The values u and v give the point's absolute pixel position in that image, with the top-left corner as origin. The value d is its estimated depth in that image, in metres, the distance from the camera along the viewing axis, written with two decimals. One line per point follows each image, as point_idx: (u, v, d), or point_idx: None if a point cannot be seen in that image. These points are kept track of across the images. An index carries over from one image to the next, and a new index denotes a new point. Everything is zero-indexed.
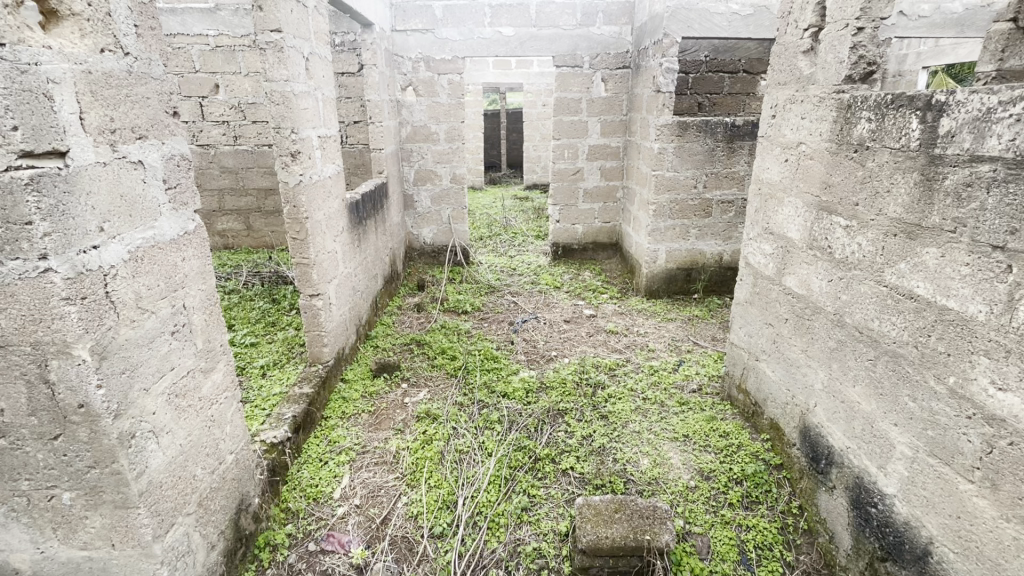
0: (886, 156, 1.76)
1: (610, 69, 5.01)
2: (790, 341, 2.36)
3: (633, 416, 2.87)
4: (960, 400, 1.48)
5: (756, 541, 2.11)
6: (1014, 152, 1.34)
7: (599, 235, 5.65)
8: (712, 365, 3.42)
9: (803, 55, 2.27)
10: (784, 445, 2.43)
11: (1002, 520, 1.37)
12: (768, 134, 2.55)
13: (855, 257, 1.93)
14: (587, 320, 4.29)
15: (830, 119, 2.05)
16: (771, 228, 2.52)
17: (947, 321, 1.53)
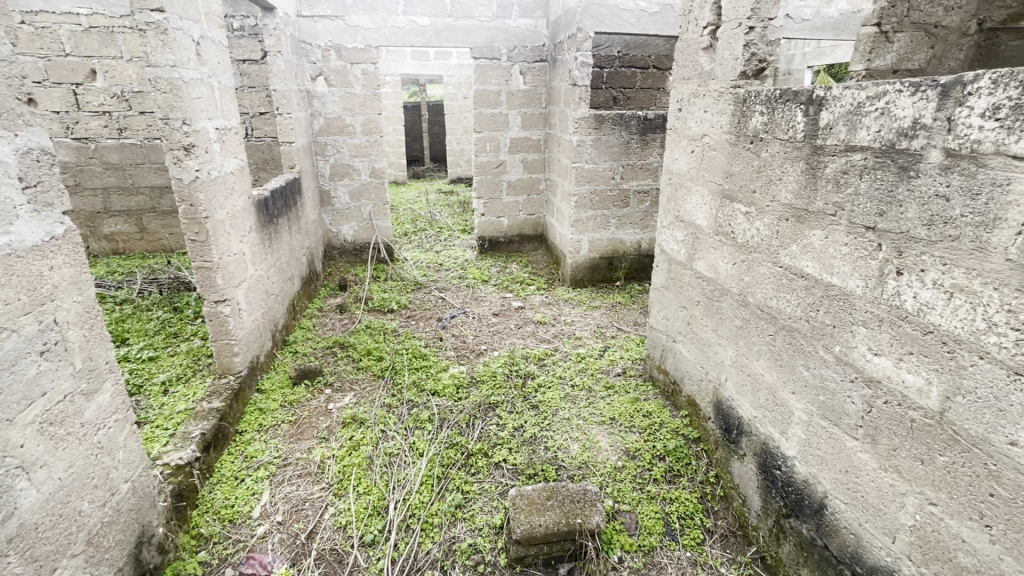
0: (777, 147, 1.91)
1: (527, 62, 5.05)
2: (702, 321, 2.51)
3: (562, 403, 2.94)
4: (845, 366, 1.65)
5: (679, 512, 2.24)
6: (880, 142, 1.48)
7: (524, 228, 5.70)
8: (634, 348, 3.57)
9: (704, 52, 2.40)
10: (700, 419, 2.59)
11: (881, 470, 1.54)
12: (675, 126, 2.68)
13: (754, 241, 2.08)
14: (515, 312, 4.33)
15: (729, 112, 2.20)
16: (681, 216, 2.66)
17: (832, 296, 1.69)
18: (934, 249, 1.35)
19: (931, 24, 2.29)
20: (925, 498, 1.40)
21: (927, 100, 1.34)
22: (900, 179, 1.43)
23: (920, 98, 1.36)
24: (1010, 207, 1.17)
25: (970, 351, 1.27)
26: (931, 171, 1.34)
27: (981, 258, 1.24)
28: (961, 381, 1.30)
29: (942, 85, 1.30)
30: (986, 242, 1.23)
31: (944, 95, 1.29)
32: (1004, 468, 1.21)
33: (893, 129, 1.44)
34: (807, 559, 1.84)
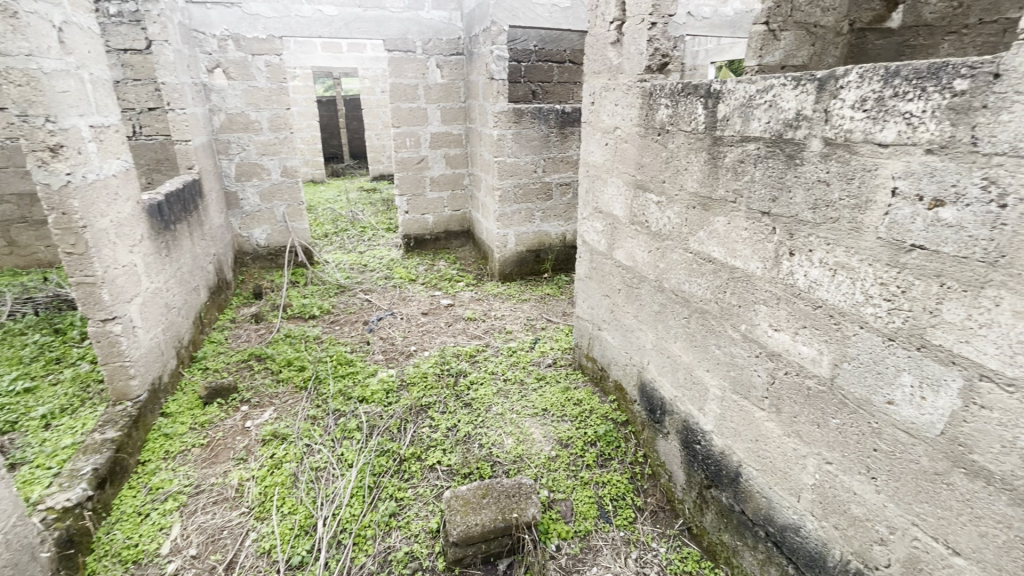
0: (682, 138, 2.01)
1: (444, 55, 4.96)
2: (624, 309, 2.60)
3: (495, 398, 2.94)
4: (751, 342, 1.76)
5: (611, 494, 2.32)
6: (770, 132, 1.59)
7: (450, 224, 5.63)
8: (564, 339, 3.64)
9: (612, 47, 2.47)
10: (627, 402, 2.68)
11: (785, 436, 1.66)
12: (589, 119, 2.74)
13: (667, 229, 2.17)
14: (445, 311, 4.26)
15: (638, 105, 2.28)
16: (600, 207, 2.73)
17: (736, 278, 1.81)
18: (819, 230, 1.47)
19: (812, 23, 2.50)
20: (823, 458, 1.53)
21: (807, 93, 1.45)
22: (788, 166, 1.54)
23: (801, 91, 1.47)
24: (878, 189, 1.30)
25: (853, 322, 1.40)
26: (813, 159, 1.46)
27: (857, 237, 1.36)
28: (847, 350, 1.42)
29: (818, 79, 1.42)
30: (861, 222, 1.35)
31: (821, 89, 1.41)
32: (884, 425, 1.34)
33: (780, 121, 1.55)
34: (728, 525, 1.97)
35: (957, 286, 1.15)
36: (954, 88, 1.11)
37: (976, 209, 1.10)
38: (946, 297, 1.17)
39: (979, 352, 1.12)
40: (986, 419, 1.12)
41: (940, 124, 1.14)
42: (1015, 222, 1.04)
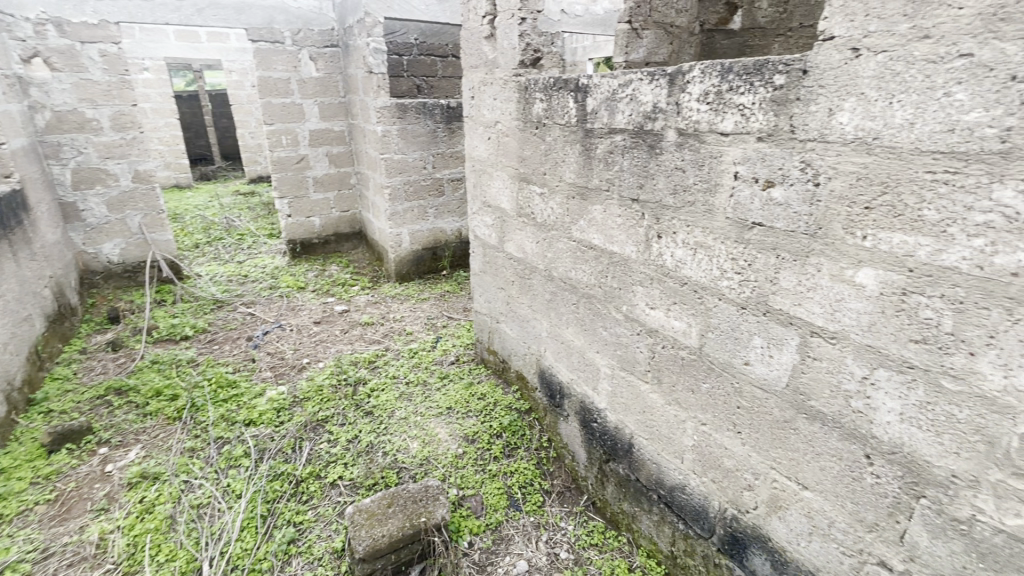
0: (558, 131, 2.08)
1: (317, 47, 4.66)
2: (519, 300, 2.65)
3: (398, 403, 2.85)
4: (632, 322, 1.88)
5: (520, 482, 2.36)
6: (633, 124, 1.70)
7: (339, 225, 5.34)
8: (465, 334, 3.63)
9: (486, 41, 2.48)
10: (528, 390, 2.73)
11: (667, 404, 1.80)
12: (470, 113, 2.74)
13: (551, 219, 2.24)
14: (340, 317, 4.05)
15: (515, 99, 2.33)
16: (488, 202, 2.75)
17: (615, 263, 1.92)
18: (680, 214, 1.60)
19: (669, 24, 2.71)
20: (699, 421, 1.68)
21: (661, 87, 1.57)
22: (650, 156, 1.66)
23: (656, 85, 1.59)
24: (723, 173, 1.44)
25: (712, 295, 1.55)
26: (670, 149, 1.58)
27: (709, 218, 1.51)
28: (710, 320, 1.57)
29: (669, 74, 1.54)
30: (712, 205, 1.49)
31: (672, 83, 1.53)
32: (743, 384, 1.50)
33: (640, 113, 1.66)
34: (626, 494, 2.10)
35: (789, 255, 1.31)
36: (775, 83, 1.26)
37: (797, 188, 1.26)
38: (782, 266, 1.33)
39: (808, 312, 1.29)
40: (818, 368, 1.30)
41: (766, 115, 1.29)
42: (827, 197, 1.20)
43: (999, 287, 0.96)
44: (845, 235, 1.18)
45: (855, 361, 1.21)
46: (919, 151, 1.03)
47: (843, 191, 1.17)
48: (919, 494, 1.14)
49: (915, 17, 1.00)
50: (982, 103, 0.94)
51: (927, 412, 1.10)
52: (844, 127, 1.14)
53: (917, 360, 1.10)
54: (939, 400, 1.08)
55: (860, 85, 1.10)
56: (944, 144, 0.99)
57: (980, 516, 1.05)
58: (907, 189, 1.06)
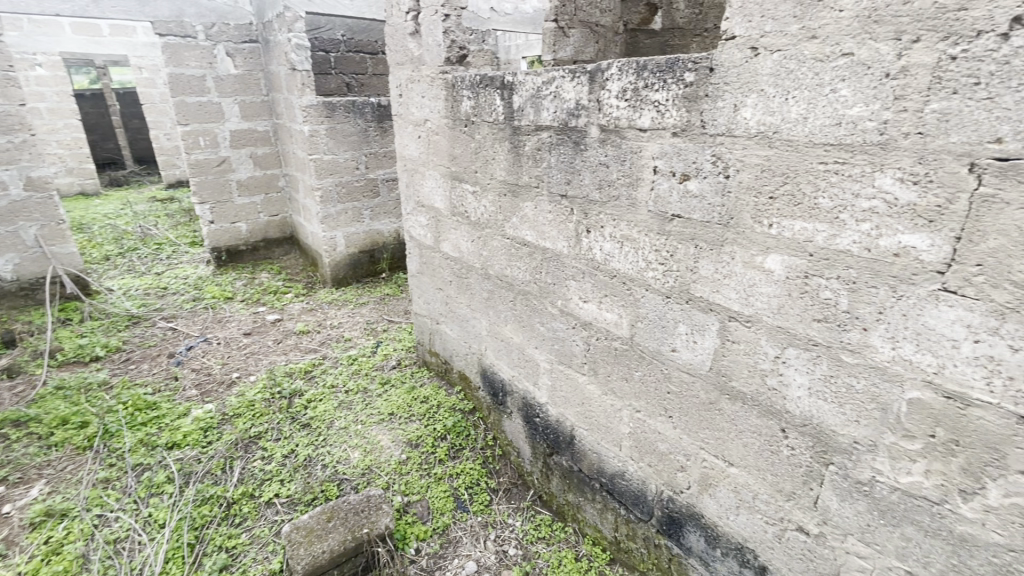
0: (486, 129, 2.08)
1: (234, 42, 4.39)
2: (457, 299, 2.63)
3: (337, 413, 2.75)
4: (568, 316, 1.91)
5: (466, 483, 2.34)
6: (558, 122, 1.72)
7: (268, 230, 5.08)
8: (407, 337, 3.56)
9: (411, 37, 2.44)
10: (471, 390, 2.72)
11: (604, 395, 1.85)
12: (399, 111, 2.68)
13: (484, 218, 2.24)
14: (273, 327, 3.86)
15: (443, 97, 2.30)
16: (421, 201, 2.70)
17: (548, 258, 1.94)
18: (606, 209, 1.64)
19: (594, 23, 2.76)
20: (634, 409, 1.73)
21: (582, 84, 1.60)
22: (576, 152, 1.69)
23: (577, 83, 1.62)
24: (644, 168, 1.49)
25: (640, 286, 1.60)
26: (594, 145, 1.62)
27: (633, 212, 1.55)
28: (639, 310, 1.62)
29: (589, 72, 1.57)
30: (635, 199, 1.54)
31: (592, 80, 1.56)
32: (672, 370, 1.56)
33: (564, 110, 1.69)
34: (570, 485, 2.13)
35: (706, 245, 1.38)
36: (686, 80, 1.31)
37: (710, 180, 1.32)
38: (700, 255, 1.40)
39: (726, 298, 1.36)
40: (737, 350, 1.37)
41: (679, 111, 1.35)
42: (737, 188, 1.27)
43: (884, 267, 1.05)
44: (754, 224, 1.25)
45: (768, 341, 1.29)
46: (813, 143, 1.10)
47: (751, 182, 1.24)
48: (828, 462, 1.23)
49: (804, 18, 1.07)
50: (863, 98, 1.02)
51: (831, 385, 1.19)
52: (748, 122, 1.21)
53: (820, 338, 1.19)
54: (840, 372, 1.16)
55: (760, 83, 1.17)
56: (834, 137, 1.07)
57: (879, 477, 1.15)
58: (805, 179, 1.13)
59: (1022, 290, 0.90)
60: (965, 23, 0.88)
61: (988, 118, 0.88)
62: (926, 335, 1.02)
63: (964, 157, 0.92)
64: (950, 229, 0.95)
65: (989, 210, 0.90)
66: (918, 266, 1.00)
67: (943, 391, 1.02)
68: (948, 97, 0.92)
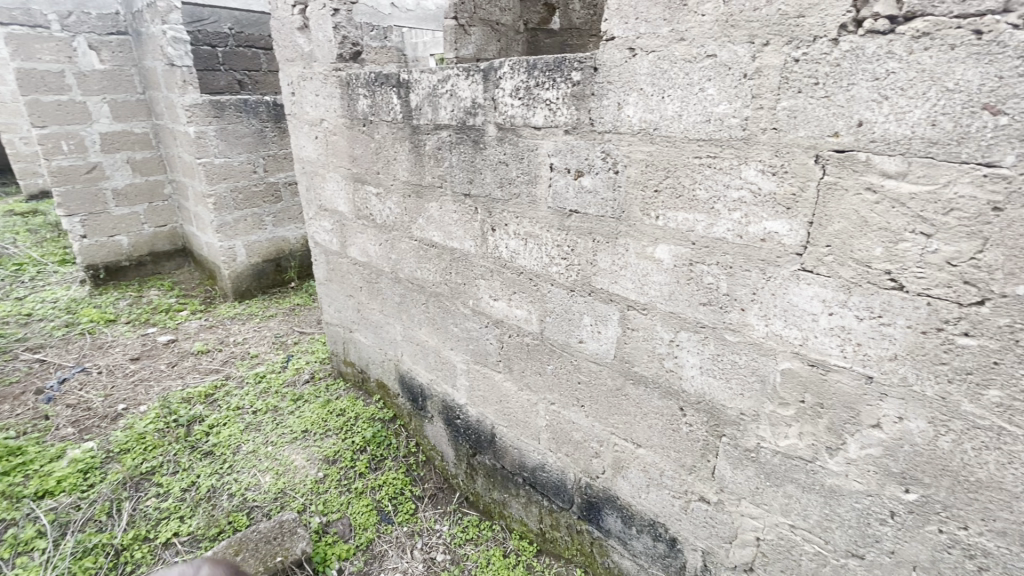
0: (386, 128, 2.01)
1: (97, 34, 3.92)
2: (369, 306, 2.53)
3: (244, 437, 2.56)
4: (480, 315, 1.91)
5: (389, 494, 2.27)
6: (456, 120, 1.71)
7: (155, 243, 4.60)
8: (320, 349, 3.38)
9: (299, 32, 2.30)
10: (391, 398, 2.63)
11: (520, 390, 1.87)
12: (292, 111, 2.53)
13: (390, 220, 2.17)
14: (166, 349, 3.50)
15: (338, 95, 2.20)
16: (324, 205, 2.57)
17: (456, 259, 1.92)
18: (508, 207, 1.66)
19: (494, 22, 2.77)
20: (549, 401, 1.77)
21: (476, 83, 1.60)
22: (475, 150, 1.69)
23: (472, 81, 1.61)
24: (541, 165, 1.52)
25: (545, 281, 1.63)
26: (492, 143, 1.62)
27: (534, 209, 1.58)
28: (546, 305, 1.65)
29: (482, 70, 1.57)
30: (535, 196, 1.56)
31: (486, 79, 1.56)
32: (580, 360, 1.61)
33: (461, 109, 1.68)
34: (494, 483, 2.13)
35: (602, 238, 1.43)
36: (573, 79, 1.35)
37: (602, 176, 1.37)
38: (598, 248, 1.45)
39: (624, 289, 1.42)
40: (636, 337, 1.44)
41: (569, 109, 1.38)
42: (626, 183, 1.33)
43: (754, 251, 1.14)
44: (643, 217, 1.32)
45: (663, 327, 1.37)
46: (688, 139, 1.18)
47: (637, 176, 1.30)
48: (721, 434, 1.33)
49: (673, 21, 1.14)
50: (727, 96, 1.10)
51: (719, 363, 1.28)
52: (631, 120, 1.26)
53: (706, 320, 1.28)
54: (725, 351, 1.26)
55: (638, 82, 1.23)
56: (705, 133, 1.15)
57: (763, 443, 1.26)
58: (683, 172, 1.21)
59: (863, 266, 1.01)
60: (804, 28, 0.98)
61: (827, 114, 0.98)
62: (791, 311, 1.13)
63: (811, 150, 1.02)
64: (804, 214, 1.06)
65: (833, 196, 1.01)
66: (781, 249, 1.11)
67: (808, 360, 1.13)
68: (795, 96, 1.01)
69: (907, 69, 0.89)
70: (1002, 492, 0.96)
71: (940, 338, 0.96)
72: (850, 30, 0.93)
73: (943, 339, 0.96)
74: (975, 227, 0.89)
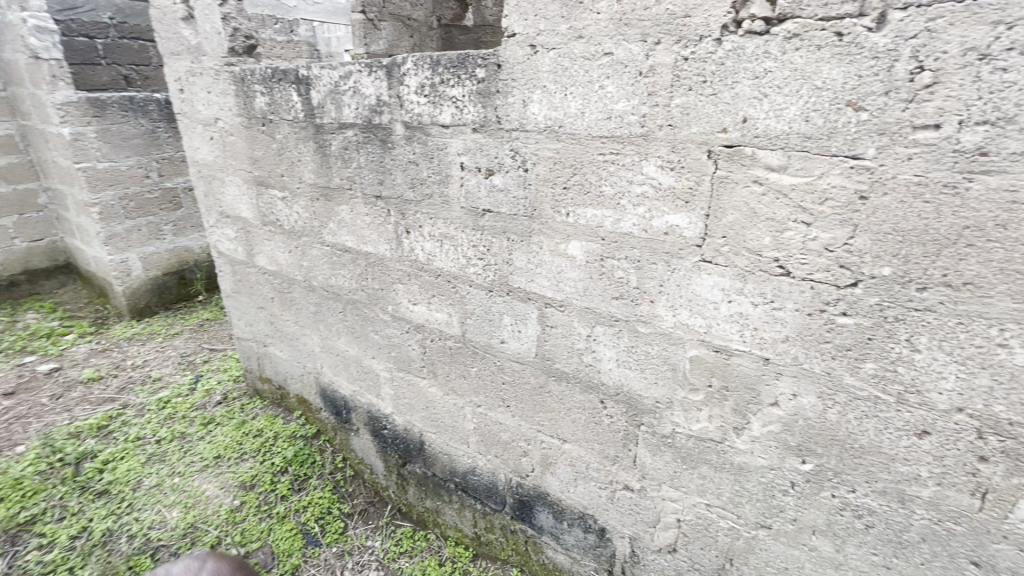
0: (287, 128, 1.88)
1: None
2: (282, 317, 2.37)
3: (146, 470, 2.33)
4: (400, 320, 1.84)
5: (315, 515, 2.14)
6: (361, 118, 1.62)
7: (31, 260, 4.06)
8: (233, 366, 3.13)
9: (184, 23, 2.10)
10: (313, 412, 2.48)
11: (446, 395, 1.82)
12: (182, 110, 2.31)
13: (299, 225, 2.04)
14: (48, 379, 3.10)
15: (232, 92, 2.03)
16: (225, 211, 2.38)
17: (372, 263, 1.84)
18: (421, 208, 1.60)
19: (405, 17, 2.69)
20: (476, 404, 1.74)
21: (380, 79, 1.53)
22: (384, 150, 1.62)
23: (375, 77, 1.54)
24: (451, 165, 1.48)
25: (463, 282, 1.59)
26: (401, 143, 1.56)
27: (447, 210, 1.54)
28: (466, 306, 1.62)
29: (385, 66, 1.50)
30: (448, 196, 1.52)
31: (390, 75, 1.50)
32: (503, 361, 1.59)
33: (365, 107, 1.60)
34: (426, 491, 2.08)
35: (517, 237, 1.41)
36: (477, 76, 1.32)
37: (512, 174, 1.36)
38: (513, 248, 1.43)
39: (540, 287, 1.42)
40: (556, 334, 1.44)
41: (475, 107, 1.36)
42: (536, 180, 1.32)
43: (659, 245, 1.18)
44: (554, 214, 1.32)
45: (580, 323, 1.38)
46: (591, 136, 1.19)
47: (546, 174, 1.30)
48: (639, 423, 1.37)
49: (570, 19, 1.14)
50: (625, 94, 1.12)
51: (634, 354, 1.31)
52: (537, 117, 1.26)
53: (619, 313, 1.30)
54: (639, 342, 1.29)
55: (542, 79, 1.22)
56: (607, 130, 1.17)
57: (678, 428, 1.30)
58: (589, 169, 1.22)
59: (755, 255, 1.07)
60: (690, 28, 1.01)
61: (715, 111, 1.03)
62: (695, 301, 1.18)
63: (704, 145, 1.06)
64: (701, 208, 1.10)
65: (725, 189, 1.06)
66: (683, 242, 1.15)
67: (713, 347, 1.19)
68: (686, 93, 1.05)
69: (782, 68, 0.94)
70: (882, 455, 1.05)
71: (823, 318, 1.03)
72: (731, 30, 0.97)
73: (825, 319, 1.03)
74: (846, 215, 0.96)
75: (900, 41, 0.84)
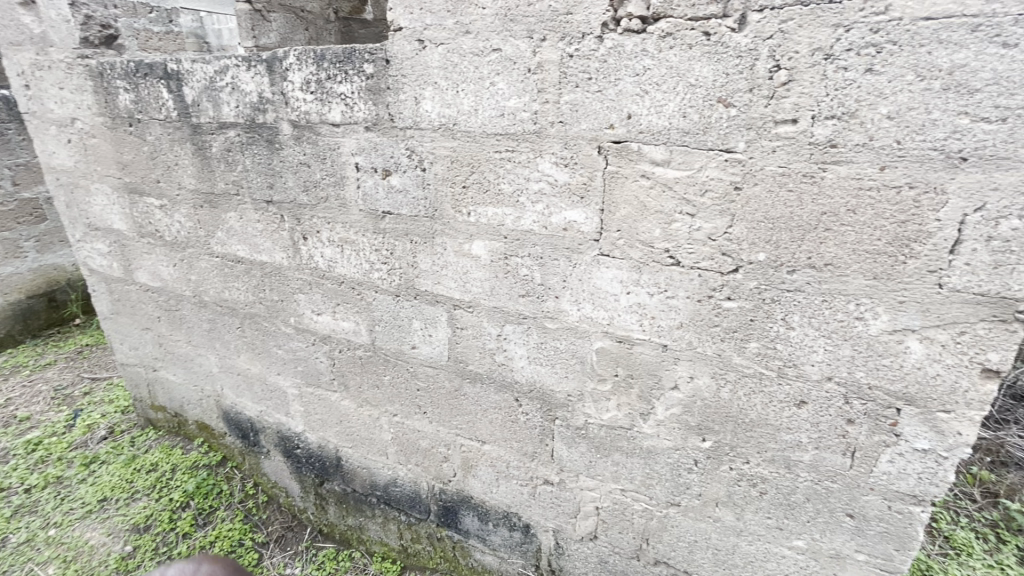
0: (158, 129, 1.69)
1: None
2: (172, 338, 2.15)
3: (13, 527, 2.04)
4: (305, 332, 1.73)
5: (224, 549, 1.97)
6: (243, 117, 1.49)
7: None
8: (119, 395, 2.80)
9: (22, 9, 1.82)
10: (216, 438, 2.28)
11: (359, 407, 1.74)
12: (30, 108, 2.01)
13: (182, 236, 1.85)
14: None
15: (89, 89, 1.79)
16: (94, 223, 2.11)
17: (268, 273, 1.71)
18: (317, 212, 1.51)
19: (298, 9, 2.51)
20: (392, 413, 1.67)
21: (260, 75, 1.41)
22: (271, 152, 1.50)
23: (255, 73, 1.42)
24: (345, 165, 1.40)
25: (368, 288, 1.52)
26: (289, 143, 1.45)
27: (345, 213, 1.46)
28: (373, 314, 1.55)
29: (266, 61, 1.39)
30: (344, 199, 1.44)
31: (271, 71, 1.39)
32: (416, 367, 1.54)
33: (246, 104, 1.47)
34: (347, 508, 1.98)
35: (420, 239, 1.37)
36: (366, 71, 1.26)
37: (410, 174, 1.31)
38: (417, 250, 1.39)
39: (448, 289, 1.39)
40: (467, 336, 1.42)
41: (366, 104, 1.29)
42: (434, 180, 1.28)
43: (560, 241, 1.19)
44: (455, 214, 1.29)
45: (490, 323, 1.36)
46: (486, 133, 1.17)
47: (444, 173, 1.26)
48: (554, 417, 1.38)
49: (456, 14, 1.11)
50: (516, 90, 1.11)
51: (544, 350, 1.32)
52: (430, 115, 1.22)
53: (526, 310, 1.30)
54: (547, 338, 1.30)
55: (432, 76, 1.18)
56: (501, 128, 1.15)
57: (590, 419, 1.33)
58: (487, 167, 1.20)
59: (647, 247, 1.11)
60: (573, 25, 1.02)
61: (601, 107, 1.05)
62: (597, 294, 1.20)
63: (594, 142, 1.08)
64: (596, 203, 1.12)
65: (616, 184, 1.09)
66: (581, 237, 1.16)
67: (616, 337, 1.22)
68: (573, 90, 1.06)
69: (659, 66, 0.98)
70: (770, 426, 1.13)
71: (711, 304, 1.09)
72: (610, 28, 0.99)
73: (713, 304, 1.09)
74: (724, 205, 1.01)
75: (759, 41, 0.89)
